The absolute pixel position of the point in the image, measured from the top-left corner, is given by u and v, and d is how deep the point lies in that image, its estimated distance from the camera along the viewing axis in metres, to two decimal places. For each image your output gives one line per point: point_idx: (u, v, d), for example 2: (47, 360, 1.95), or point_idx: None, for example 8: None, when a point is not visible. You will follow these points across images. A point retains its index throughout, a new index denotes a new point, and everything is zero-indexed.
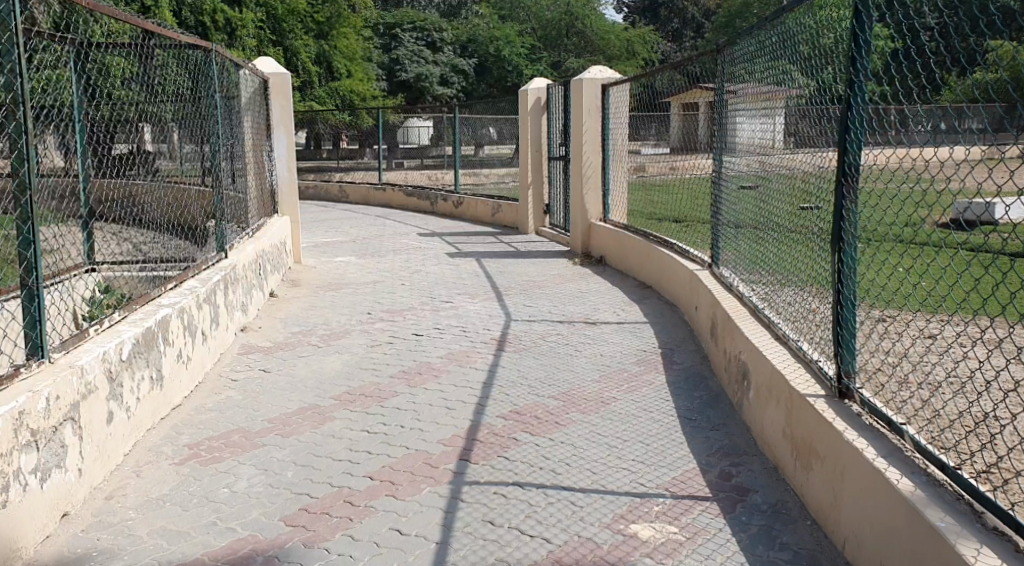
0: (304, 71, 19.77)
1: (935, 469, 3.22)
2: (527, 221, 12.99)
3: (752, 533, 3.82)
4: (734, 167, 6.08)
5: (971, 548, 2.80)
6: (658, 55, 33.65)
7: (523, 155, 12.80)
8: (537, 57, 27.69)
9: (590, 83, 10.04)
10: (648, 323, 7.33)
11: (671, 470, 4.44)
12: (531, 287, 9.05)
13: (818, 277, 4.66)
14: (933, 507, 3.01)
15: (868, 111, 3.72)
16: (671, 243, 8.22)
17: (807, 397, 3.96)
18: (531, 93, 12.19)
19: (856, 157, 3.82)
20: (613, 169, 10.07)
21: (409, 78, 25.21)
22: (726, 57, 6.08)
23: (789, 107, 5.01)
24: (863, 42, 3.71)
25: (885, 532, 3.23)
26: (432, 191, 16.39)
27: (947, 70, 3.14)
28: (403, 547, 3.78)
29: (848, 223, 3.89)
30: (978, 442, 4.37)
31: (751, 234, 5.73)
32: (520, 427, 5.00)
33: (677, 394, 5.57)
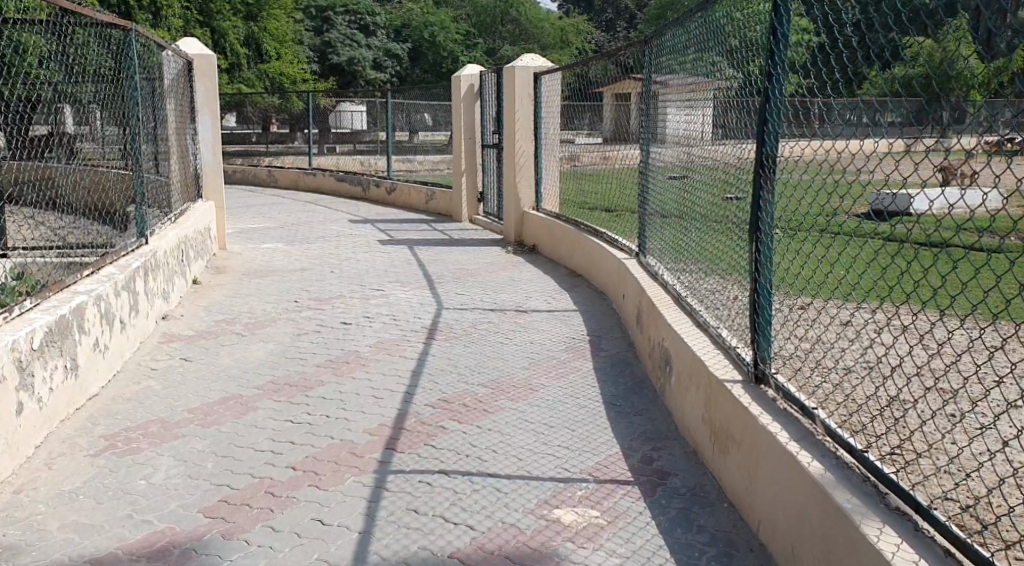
0: (233, 53, 19.43)
1: (844, 453, 3.31)
2: (460, 211, 12.98)
3: (672, 516, 3.89)
4: (661, 157, 6.16)
5: (874, 527, 2.89)
6: (591, 45, 34.01)
7: (455, 141, 12.79)
8: (473, 43, 27.65)
9: (522, 71, 10.10)
10: (578, 311, 7.40)
11: (595, 454, 4.50)
12: (463, 275, 9.04)
13: (736, 267, 4.76)
14: (840, 489, 3.10)
15: (787, 104, 3.80)
16: (603, 232, 8.28)
17: (725, 382, 4.04)
18: (462, 80, 12.17)
19: (774, 149, 3.91)
20: (545, 159, 10.13)
21: (341, 61, 24.96)
22: (653, 48, 6.18)
23: (710, 99, 5.09)
24: (782, 37, 3.80)
25: (796, 512, 3.32)
26: (364, 178, 16.26)
27: (868, 64, 3.19)
28: (324, 538, 3.76)
29: (765, 213, 3.97)
30: (888, 423, 4.54)
31: (675, 223, 5.82)
32: (447, 415, 5.01)
33: (604, 380, 5.63)
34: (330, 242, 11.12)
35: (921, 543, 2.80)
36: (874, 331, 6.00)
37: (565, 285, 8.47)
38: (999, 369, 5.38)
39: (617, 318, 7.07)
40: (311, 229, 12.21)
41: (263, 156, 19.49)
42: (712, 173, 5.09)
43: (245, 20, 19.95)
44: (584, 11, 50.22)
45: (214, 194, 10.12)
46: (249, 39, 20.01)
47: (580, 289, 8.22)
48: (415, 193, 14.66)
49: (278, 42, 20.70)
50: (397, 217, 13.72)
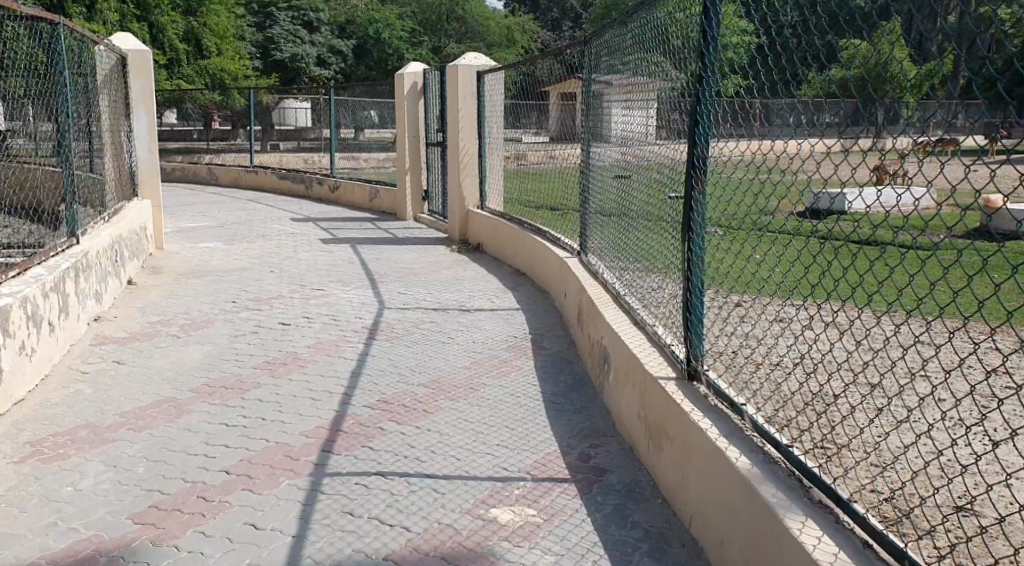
0: (171, 48, 19.09)
1: (771, 448, 3.38)
2: (405, 209, 12.91)
3: (607, 512, 3.93)
4: (601, 156, 6.24)
5: (797, 521, 2.95)
6: (536, 43, 34.20)
7: (399, 141, 12.74)
8: (419, 41, 27.69)
9: (465, 70, 10.12)
10: (521, 309, 7.44)
11: (533, 453, 4.53)
12: (406, 274, 9.01)
13: (668, 263, 4.83)
14: (765, 483, 3.16)
15: (717, 104, 3.88)
16: (546, 231, 8.32)
17: (659, 379, 4.10)
18: (405, 77, 12.11)
19: (704, 150, 3.98)
20: (488, 157, 10.12)
21: (284, 58, 24.61)
22: (592, 49, 6.30)
23: (643, 99, 5.18)
24: (713, 38, 3.88)
25: (725, 506, 3.38)
26: (307, 174, 16.22)
27: (809, 66, 3.16)
28: (257, 542, 3.72)
29: (696, 212, 4.05)
30: (819, 418, 4.65)
31: (614, 221, 5.89)
32: (386, 416, 4.99)
33: (545, 379, 5.66)
34: (269, 241, 10.98)
35: (841, 535, 2.87)
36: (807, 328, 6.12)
37: (509, 283, 8.50)
38: (927, 367, 5.53)
39: (559, 316, 7.12)
40: (251, 228, 12.05)
41: (203, 153, 19.09)
42: (647, 171, 5.17)
43: (184, 15, 19.61)
44: (528, 10, 50.46)
45: (151, 193, 9.93)
46: (187, 34, 19.67)
47: (524, 287, 8.26)
48: (358, 190, 14.72)
49: (218, 38, 20.37)
50: (340, 216, 13.61)
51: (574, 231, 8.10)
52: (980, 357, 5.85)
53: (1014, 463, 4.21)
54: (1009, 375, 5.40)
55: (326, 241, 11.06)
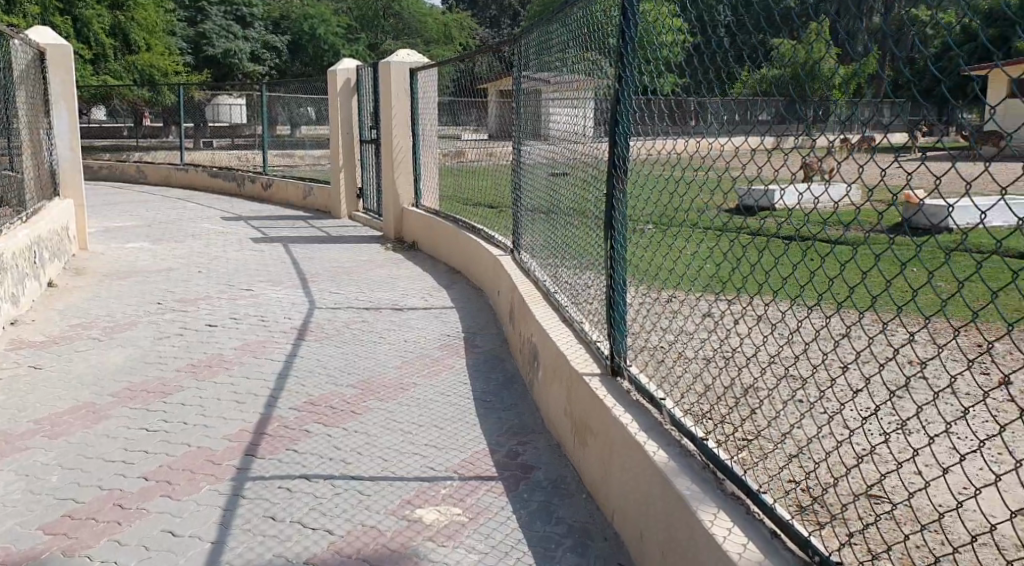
0: (97, 43, 18.65)
1: (687, 441, 3.43)
2: (340, 207, 12.76)
3: (532, 510, 3.95)
4: (530, 154, 6.29)
5: (708, 513, 2.99)
6: (475, 41, 34.20)
7: (333, 138, 12.61)
8: (355, 37, 27.60)
9: (397, 67, 10.10)
10: (454, 308, 7.42)
11: (461, 452, 4.52)
12: (338, 273, 8.92)
13: (592, 255, 4.86)
14: (680, 476, 3.20)
15: (634, 102, 3.94)
16: (480, 229, 8.32)
17: (584, 375, 4.14)
18: (338, 74, 12.01)
19: (624, 149, 4.03)
20: (422, 155, 10.03)
21: (216, 54, 24.05)
22: (521, 48, 6.39)
23: (568, 96, 5.23)
24: (629, 38, 3.93)
25: (644, 500, 3.42)
26: (239, 173, 15.71)
27: (739, 63, 3.04)
28: (174, 550, 3.64)
29: (618, 209, 4.10)
30: (743, 411, 4.74)
31: (544, 217, 5.93)
32: (312, 418, 4.93)
33: (476, 377, 5.66)
34: (197, 240, 10.76)
35: (750, 524, 2.92)
36: (734, 323, 6.23)
37: (444, 282, 8.47)
38: (848, 362, 5.68)
39: (492, 315, 7.12)
40: (177, 227, 11.81)
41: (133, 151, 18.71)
42: (572, 167, 5.22)
43: (111, 9, 19.16)
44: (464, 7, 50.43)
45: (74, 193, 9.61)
46: (114, 28, 19.21)
47: (458, 285, 8.23)
48: (290, 189, 14.46)
49: (146, 32, 19.92)
50: (272, 214, 13.42)
51: (506, 228, 8.12)
52: (899, 352, 6.02)
53: (927, 455, 4.34)
54: (925, 370, 5.58)
55: (257, 239, 10.90)
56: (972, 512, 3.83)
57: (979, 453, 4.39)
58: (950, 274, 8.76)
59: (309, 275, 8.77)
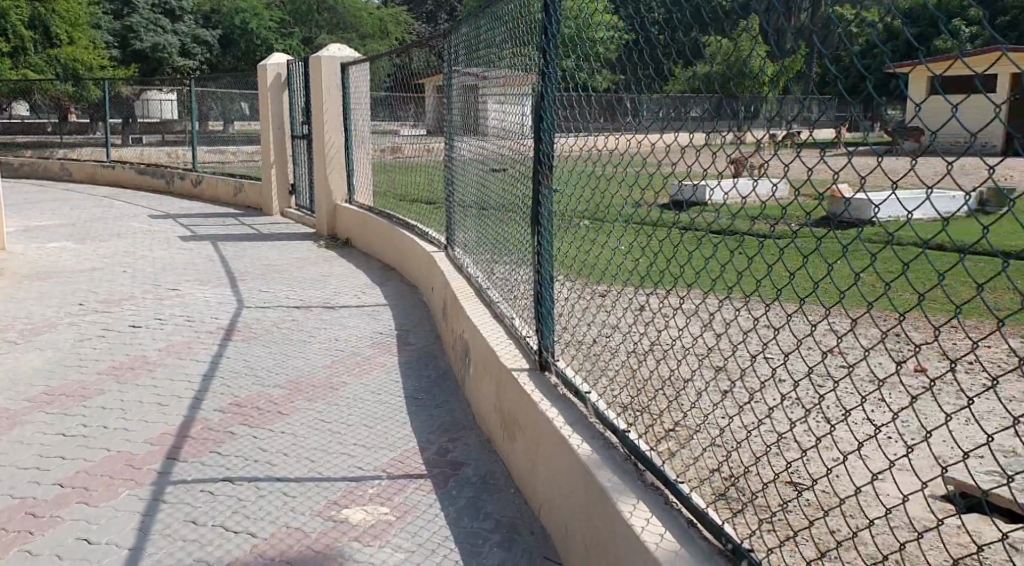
0: (17, 36, 18.10)
1: (611, 433, 3.47)
2: (272, 203, 12.58)
3: (460, 506, 3.95)
4: (461, 150, 6.30)
5: (628, 504, 3.02)
6: (410, 36, 34.08)
7: (263, 133, 12.41)
8: (288, 31, 27.23)
9: (328, 62, 9.99)
10: (388, 305, 7.36)
11: (389, 451, 4.49)
12: (268, 271, 8.78)
13: (515, 248, 4.90)
14: (602, 469, 3.22)
15: (556, 95, 3.98)
16: (415, 226, 8.28)
17: (512, 370, 4.16)
18: (269, 68, 11.82)
19: (549, 146, 4.07)
20: (356, 151, 9.91)
21: (143, 48, 23.50)
22: (451, 44, 6.42)
23: (494, 91, 5.25)
24: (553, 33, 3.97)
25: (569, 493, 3.44)
26: (167, 169, 15.50)
27: (675, 61, 2.96)
28: (89, 558, 3.54)
29: (544, 204, 4.13)
30: (673, 404, 4.81)
31: (475, 212, 5.95)
32: (237, 419, 4.85)
33: (407, 375, 5.63)
34: (121, 239, 10.50)
35: (668, 514, 2.95)
36: (670, 320, 6.32)
37: (378, 279, 8.39)
38: (776, 355, 5.81)
39: (426, 312, 7.08)
40: (101, 226, 11.50)
41: (56, 146, 18.04)
42: (498, 163, 5.24)
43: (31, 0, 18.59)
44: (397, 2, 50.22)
45: None
46: (35, 20, 18.66)
47: (393, 282, 8.17)
48: (222, 185, 14.18)
49: (69, 25, 19.34)
50: (202, 211, 13.15)
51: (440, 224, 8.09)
52: (828, 348, 6.17)
53: (847, 446, 4.45)
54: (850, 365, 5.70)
55: (185, 238, 10.68)
56: (887, 500, 3.94)
57: (896, 444, 4.51)
58: (877, 271, 9.01)
59: (238, 274, 8.62)
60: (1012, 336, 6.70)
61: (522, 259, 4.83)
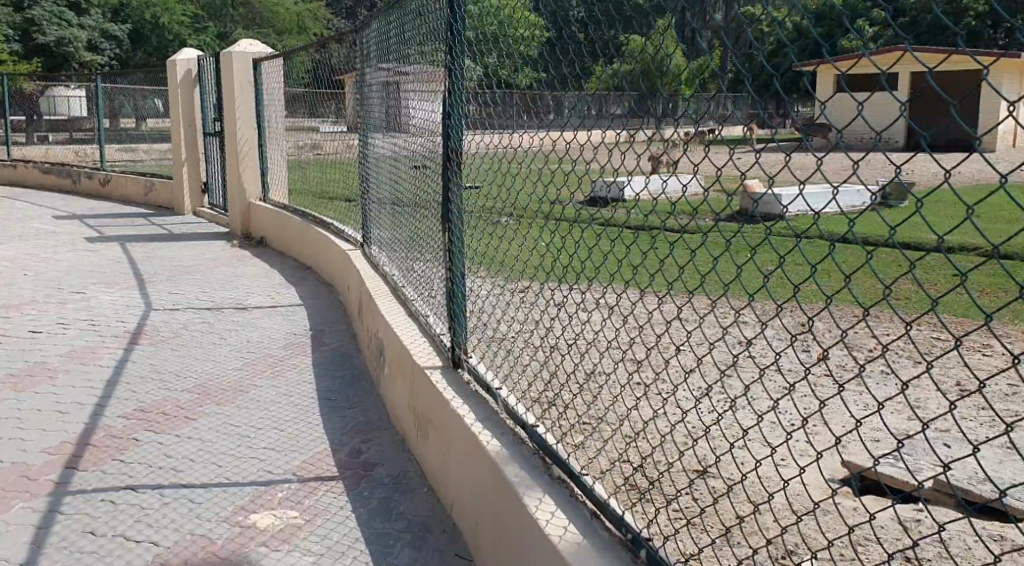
0: None
1: (520, 429, 3.48)
2: (184, 202, 12.23)
3: (372, 506, 3.91)
4: (374, 148, 6.26)
5: (534, 498, 3.03)
6: (328, 32, 33.67)
7: (174, 129, 12.11)
8: (201, 26, 26.60)
9: (239, 58, 9.79)
10: (302, 305, 7.24)
11: (300, 454, 4.42)
12: (178, 272, 8.55)
13: (427, 244, 4.89)
14: (510, 464, 3.23)
15: (464, 86, 4.01)
16: (329, 223, 8.19)
17: (424, 369, 4.14)
18: (178, 63, 11.52)
19: (458, 142, 4.08)
20: (270, 148, 9.76)
21: (47, 43, 22.47)
22: (363, 39, 6.37)
23: (404, 88, 5.23)
24: (457, 29, 3.98)
25: (478, 489, 3.43)
26: (73, 169, 15.10)
27: (596, 59, 2.93)
28: None
29: (455, 200, 4.13)
30: (587, 399, 4.86)
31: (388, 210, 5.92)
32: (142, 426, 4.71)
33: (321, 375, 5.55)
34: (21, 241, 10.09)
35: (573, 507, 2.97)
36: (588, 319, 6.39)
37: (293, 278, 8.26)
38: (689, 348, 5.93)
39: (342, 311, 7.00)
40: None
41: None
42: (409, 160, 5.22)
43: None
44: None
45: None
46: None
47: (308, 281, 8.05)
48: (131, 183, 13.85)
49: None
50: (109, 212, 12.75)
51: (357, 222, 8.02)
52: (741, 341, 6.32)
53: (753, 435, 4.57)
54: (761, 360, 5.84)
55: (90, 239, 10.33)
56: (789, 489, 4.04)
57: (799, 433, 4.64)
58: (788, 263, 9.28)
59: (145, 276, 8.38)
60: (911, 326, 6.97)
61: (434, 254, 4.83)
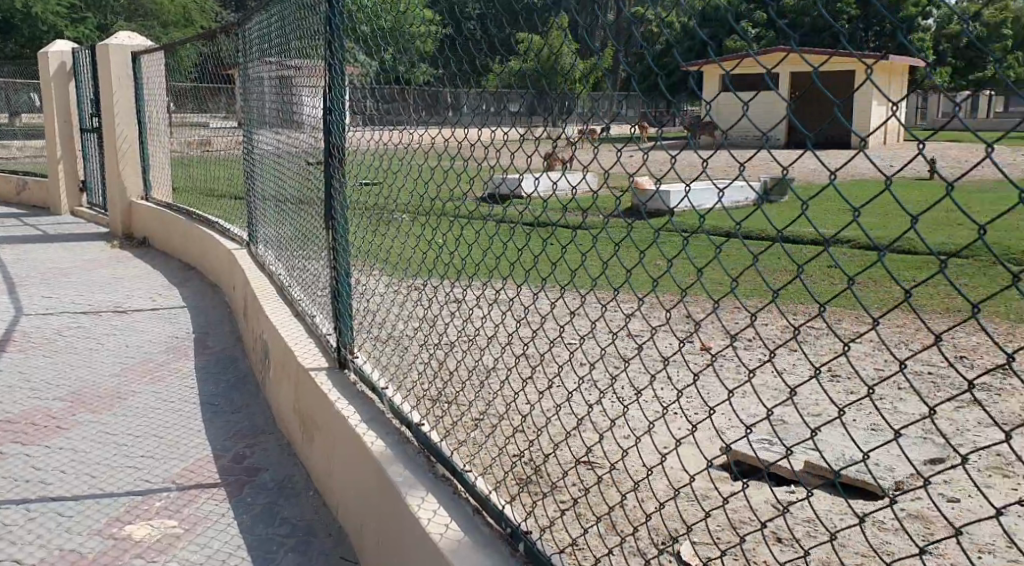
0: None
1: (405, 429, 3.46)
2: (60, 201, 11.67)
3: (255, 513, 3.82)
4: (258, 144, 6.12)
5: (417, 497, 3.01)
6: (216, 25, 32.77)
7: (48, 126, 11.56)
8: (80, 17, 25.49)
9: (117, 50, 9.35)
10: (185, 307, 7.01)
11: (181, 461, 4.28)
12: (51, 274, 8.17)
13: (313, 240, 4.81)
14: (394, 464, 3.21)
15: (345, 78, 3.97)
16: (213, 222, 8.00)
17: (309, 370, 4.07)
18: (51, 56, 11.00)
19: (340, 139, 4.03)
20: (152, 145, 9.45)
21: None
22: (246, 32, 6.21)
23: (286, 82, 5.12)
24: (336, 23, 3.90)
25: (362, 491, 3.39)
26: None
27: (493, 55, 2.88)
28: None
29: (337, 197, 4.08)
30: (477, 397, 4.86)
31: (274, 207, 5.79)
32: (8, 437, 4.47)
33: (204, 379, 5.39)
34: None
35: (456, 506, 2.96)
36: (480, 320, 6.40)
37: (177, 279, 8.00)
38: (579, 344, 6.00)
39: (228, 312, 6.81)
40: None
41: None
42: (293, 156, 5.12)
43: None
44: None
45: None
46: None
47: (193, 282, 7.81)
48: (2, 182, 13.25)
49: None
50: None
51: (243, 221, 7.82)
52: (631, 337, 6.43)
53: (638, 428, 4.66)
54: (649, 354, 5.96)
55: None
56: (672, 480, 4.12)
57: (684, 424, 4.76)
58: (675, 258, 9.51)
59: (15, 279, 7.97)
60: (795, 315, 7.27)
61: (318, 251, 4.76)
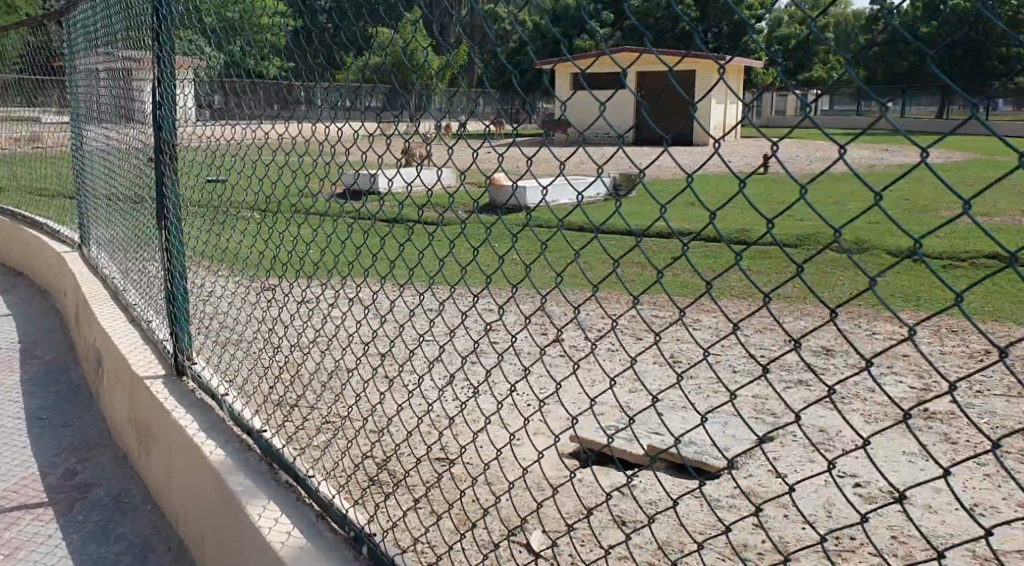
0: None
1: (247, 437, 3.37)
2: None
3: (86, 531, 3.61)
4: (86, 141, 5.80)
5: (257, 506, 2.93)
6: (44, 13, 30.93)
7: None
8: None
9: None
10: (10, 315, 6.58)
11: (3, 480, 4.01)
12: None
13: (147, 239, 4.60)
14: (234, 473, 3.11)
15: (175, 69, 3.78)
16: (41, 222, 7.56)
17: (144, 379, 3.90)
18: None
19: (171, 135, 3.86)
20: None
21: None
22: (70, 22, 5.87)
23: (113, 75, 4.87)
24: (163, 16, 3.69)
25: (201, 502, 3.27)
26: None
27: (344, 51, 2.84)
28: None
29: (169, 196, 3.91)
30: (324, 399, 4.78)
31: (105, 207, 5.51)
32: None
33: (31, 392, 5.07)
34: None
35: (298, 513, 2.90)
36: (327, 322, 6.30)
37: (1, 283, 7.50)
38: (430, 341, 5.99)
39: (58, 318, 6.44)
40: None
41: None
42: (123, 153, 4.88)
43: None
44: None
45: None
46: None
47: (19, 287, 7.34)
48: None
49: None
50: None
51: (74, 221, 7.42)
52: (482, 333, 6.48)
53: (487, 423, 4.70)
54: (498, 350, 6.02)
55: None
56: (519, 473, 4.17)
57: (532, 417, 4.84)
58: (524, 255, 9.64)
59: None
60: (642, 306, 7.52)
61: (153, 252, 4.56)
